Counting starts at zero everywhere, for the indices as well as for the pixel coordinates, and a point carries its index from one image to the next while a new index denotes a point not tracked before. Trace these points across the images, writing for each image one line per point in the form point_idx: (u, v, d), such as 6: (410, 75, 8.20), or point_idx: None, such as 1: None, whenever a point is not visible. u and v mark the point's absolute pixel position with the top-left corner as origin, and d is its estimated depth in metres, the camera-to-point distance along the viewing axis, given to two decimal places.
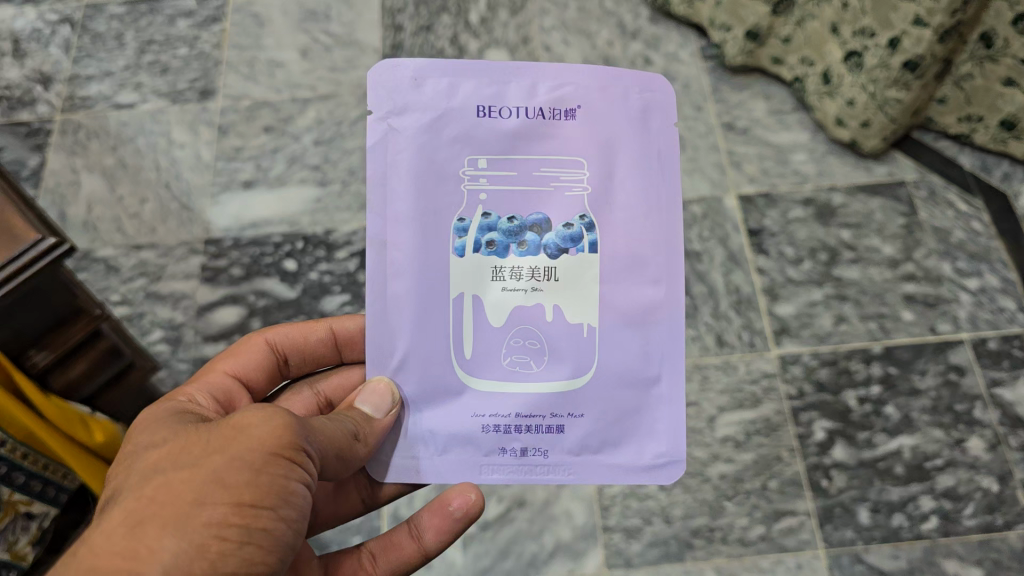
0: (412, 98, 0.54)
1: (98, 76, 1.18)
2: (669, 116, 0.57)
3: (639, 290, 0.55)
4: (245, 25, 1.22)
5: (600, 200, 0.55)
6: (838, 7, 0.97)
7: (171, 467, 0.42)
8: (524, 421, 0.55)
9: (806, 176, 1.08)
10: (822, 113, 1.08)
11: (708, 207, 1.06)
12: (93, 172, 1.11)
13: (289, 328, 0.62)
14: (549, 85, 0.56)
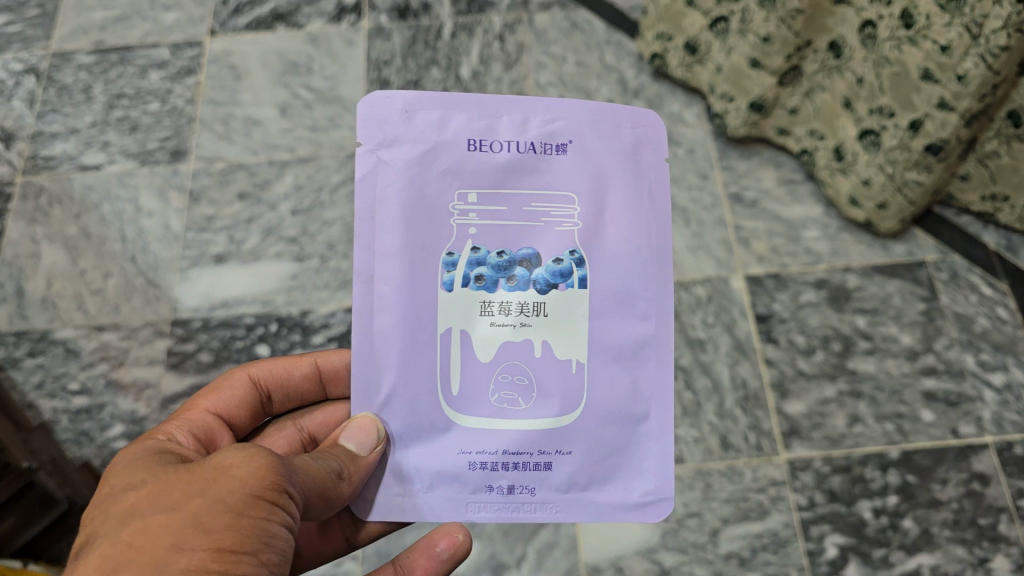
0: (402, 130, 0.54)
1: (63, 134, 1.11)
2: (660, 151, 0.56)
3: (629, 326, 0.54)
4: (221, 78, 1.14)
5: (591, 234, 0.54)
6: (851, 81, 0.91)
7: (148, 511, 0.40)
8: (512, 459, 0.54)
9: (819, 255, 1.01)
10: (834, 190, 1.00)
11: (713, 289, 0.99)
12: (54, 241, 1.03)
13: (273, 365, 0.62)
14: (541, 118, 0.55)
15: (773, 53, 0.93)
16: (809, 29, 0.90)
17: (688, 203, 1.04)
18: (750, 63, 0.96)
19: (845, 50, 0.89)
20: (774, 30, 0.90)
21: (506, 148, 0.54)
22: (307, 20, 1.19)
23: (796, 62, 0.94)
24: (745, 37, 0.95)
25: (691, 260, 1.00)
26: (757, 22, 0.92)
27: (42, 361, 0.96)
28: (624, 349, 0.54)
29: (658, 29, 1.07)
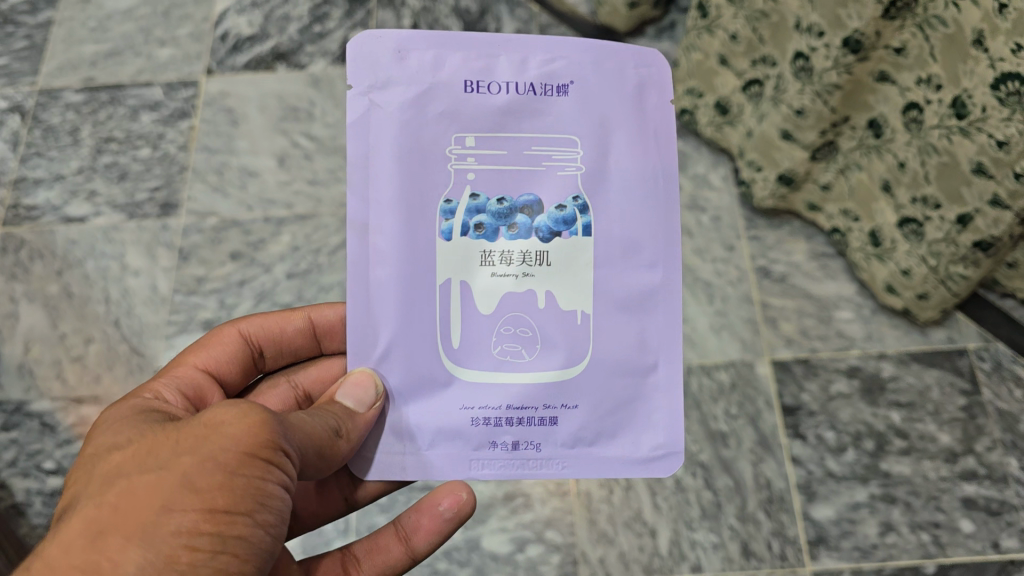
0: (394, 71, 0.51)
1: (47, 181, 1.04)
2: (666, 92, 0.53)
3: (637, 276, 0.52)
4: (217, 123, 1.07)
5: (596, 179, 0.52)
6: (892, 165, 0.83)
7: (133, 472, 0.39)
8: (515, 414, 0.52)
9: (852, 340, 0.94)
10: (870, 275, 0.93)
11: (737, 374, 0.92)
12: (34, 301, 0.97)
13: (264, 319, 0.59)
14: (540, 58, 0.52)
15: (807, 127, 0.86)
16: (848, 104, 0.83)
17: (711, 277, 0.97)
18: (782, 135, 0.89)
19: (886, 130, 0.82)
20: (810, 104, 0.84)
21: (503, 88, 0.51)
22: (310, 60, 1.12)
23: (831, 137, 0.87)
24: (778, 106, 0.88)
25: (714, 341, 0.94)
26: (791, 93, 0.85)
27: (16, 436, 0.90)
28: (631, 299, 0.52)
29: (686, 84, 1.00)
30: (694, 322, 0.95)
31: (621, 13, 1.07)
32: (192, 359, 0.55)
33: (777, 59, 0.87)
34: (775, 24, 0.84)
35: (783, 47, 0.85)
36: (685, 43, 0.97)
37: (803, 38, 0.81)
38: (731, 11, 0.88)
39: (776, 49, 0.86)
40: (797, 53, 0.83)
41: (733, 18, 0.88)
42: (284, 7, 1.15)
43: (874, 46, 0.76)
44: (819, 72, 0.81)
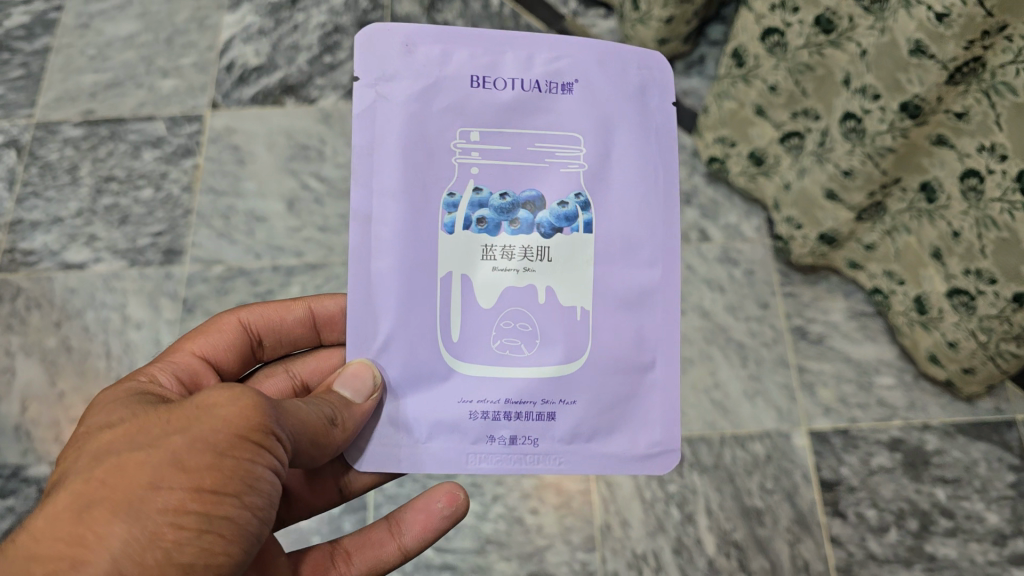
0: (401, 65, 0.51)
1: (44, 223, 0.99)
2: (667, 94, 0.54)
3: (635, 272, 0.52)
4: (222, 161, 1.02)
5: (597, 175, 0.52)
6: (945, 232, 0.77)
7: (125, 448, 0.39)
8: (514, 409, 0.51)
9: (893, 409, 0.89)
10: (912, 342, 0.87)
11: (773, 446, 0.87)
12: (31, 355, 0.92)
13: (265, 308, 0.59)
14: (545, 55, 0.52)
15: (854, 188, 0.80)
16: (901, 166, 0.77)
17: (745, 337, 0.92)
18: (826, 195, 0.82)
19: (941, 195, 0.76)
20: (859, 165, 0.77)
21: (507, 84, 0.52)
22: (320, 94, 1.06)
23: (879, 198, 0.81)
24: (823, 165, 0.81)
25: (748, 408, 0.89)
26: (838, 152, 0.79)
27: (12, 504, 0.85)
28: (630, 295, 0.52)
29: (718, 132, 0.94)
30: (727, 388, 0.90)
31: (650, 49, 1.01)
32: (190, 346, 0.54)
33: (822, 113, 0.81)
34: (821, 78, 0.79)
35: (829, 102, 0.80)
36: (717, 90, 0.91)
37: (856, 98, 0.74)
38: (772, 62, 0.81)
39: (821, 104, 0.81)
40: (847, 113, 0.76)
41: (773, 69, 0.82)
42: (293, 36, 1.09)
43: (934, 110, 0.70)
44: (872, 134, 0.74)
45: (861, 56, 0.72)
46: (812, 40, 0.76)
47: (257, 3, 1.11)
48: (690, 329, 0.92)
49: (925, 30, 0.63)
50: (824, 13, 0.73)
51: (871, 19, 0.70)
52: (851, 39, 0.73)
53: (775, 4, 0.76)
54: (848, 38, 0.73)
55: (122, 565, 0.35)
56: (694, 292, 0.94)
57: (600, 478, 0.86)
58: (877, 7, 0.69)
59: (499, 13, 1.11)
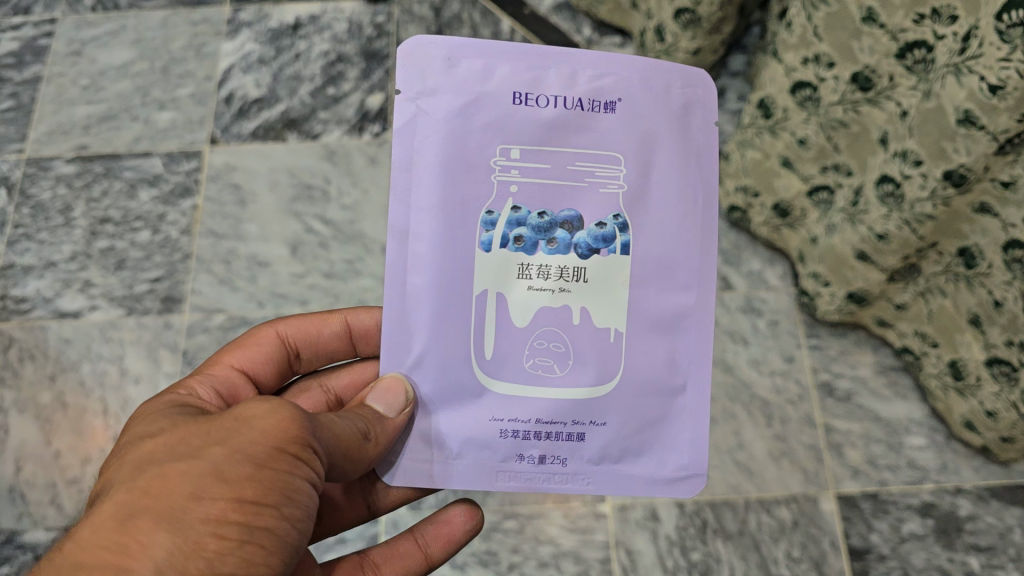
0: (443, 80, 0.49)
1: (37, 268, 0.94)
2: (712, 115, 0.51)
3: (670, 296, 0.50)
4: (222, 202, 0.97)
5: (636, 198, 0.50)
6: (985, 300, 0.71)
7: (166, 459, 0.38)
8: (544, 428, 0.50)
9: (925, 471, 0.85)
10: (945, 405, 0.84)
11: (800, 511, 0.84)
12: (25, 412, 0.88)
13: (301, 321, 0.56)
14: (588, 69, 0.50)
15: (889, 252, 0.74)
16: (939, 232, 0.71)
17: (770, 394, 0.88)
18: (858, 255, 0.77)
19: (982, 263, 0.69)
20: (895, 231, 0.71)
21: (548, 101, 0.49)
22: (323, 128, 1.01)
23: (913, 261, 0.75)
24: (855, 225, 0.76)
25: (773, 471, 0.85)
26: (873, 215, 0.73)
27: (6, 572, 0.81)
28: (665, 318, 0.50)
29: (740, 181, 0.89)
30: (751, 449, 0.86)
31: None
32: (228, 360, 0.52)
33: (854, 170, 0.77)
34: (854, 135, 0.75)
35: (864, 160, 0.75)
36: (740, 138, 0.86)
37: (894, 161, 0.68)
38: (802, 115, 0.77)
39: (854, 160, 0.76)
40: (883, 176, 0.71)
41: (803, 122, 0.77)
42: (294, 65, 1.04)
43: (980, 179, 0.63)
44: (911, 200, 0.68)
45: (900, 116, 0.67)
46: (848, 96, 0.72)
47: (258, 30, 1.06)
48: (712, 384, 0.89)
49: (975, 100, 0.57)
50: (862, 70, 0.69)
51: (912, 79, 0.65)
52: (891, 98, 0.68)
53: (808, 57, 0.72)
54: (887, 96, 0.69)
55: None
56: (716, 344, 0.91)
57: (620, 544, 0.83)
58: (920, 67, 0.63)
59: (510, 39, 1.05)
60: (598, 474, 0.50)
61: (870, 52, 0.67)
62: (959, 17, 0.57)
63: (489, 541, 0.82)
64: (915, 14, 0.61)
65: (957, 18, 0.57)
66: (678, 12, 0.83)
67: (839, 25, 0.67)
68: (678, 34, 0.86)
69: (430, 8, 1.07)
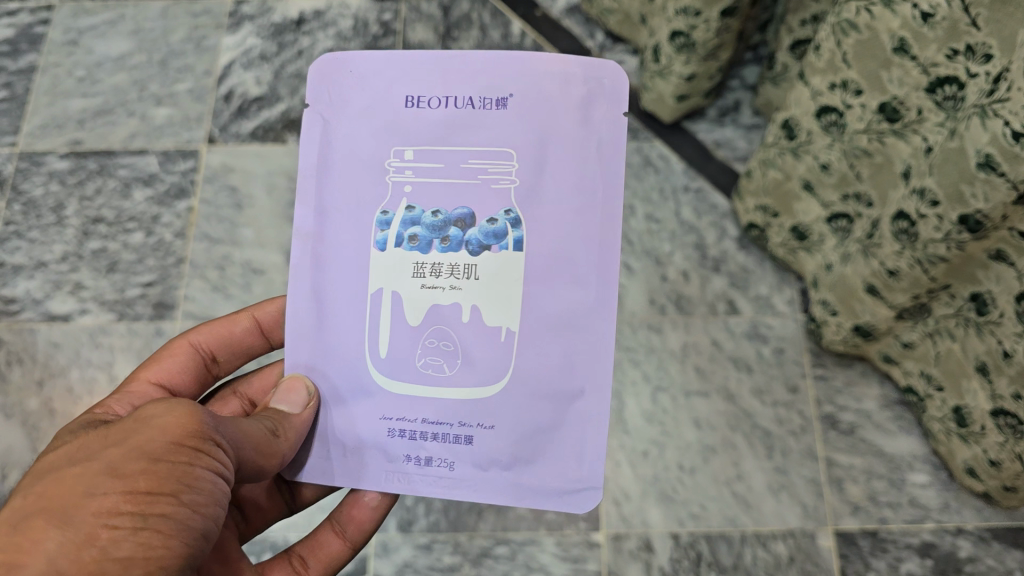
0: (344, 92, 0.51)
1: (28, 268, 0.93)
2: (618, 108, 0.48)
3: (563, 294, 0.48)
4: (218, 205, 0.95)
5: (530, 194, 0.48)
6: (994, 349, 0.68)
7: (65, 464, 0.38)
8: (431, 428, 0.49)
9: (926, 510, 0.83)
10: (948, 451, 0.82)
11: (796, 547, 0.82)
12: (11, 417, 0.87)
13: (207, 327, 0.54)
14: (482, 68, 0.49)
15: (898, 289, 0.70)
16: (951, 275, 0.67)
17: (770, 424, 0.87)
18: (867, 289, 0.74)
19: (992, 310, 0.66)
20: (906, 268, 0.67)
21: (442, 102, 0.49)
22: None
23: (923, 301, 0.72)
24: (867, 258, 0.72)
25: (772, 504, 0.84)
26: (885, 250, 0.69)
27: None
28: (557, 318, 0.48)
29: (759, 199, 0.87)
30: (750, 480, 0.85)
31: (669, 103, 0.93)
32: (144, 375, 0.49)
33: (875, 201, 0.72)
34: (878, 165, 0.69)
35: (884, 192, 0.70)
36: (762, 156, 0.83)
37: (912, 198, 0.63)
38: (826, 140, 0.72)
39: (875, 191, 0.71)
40: (900, 212, 0.66)
41: (827, 147, 0.73)
42: (297, 62, 1.01)
43: (997, 227, 0.58)
44: (924, 240, 0.63)
45: (924, 151, 0.62)
46: (874, 126, 0.66)
47: (260, 23, 1.03)
48: (713, 413, 0.87)
49: (997, 145, 0.51)
50: (890, 101, 0.63)
51: (941, 115, 0.59)
52: (917, 132, 0.63)
53: (835, 83, 0.67)
54: (914, 130, 0.63)
55: (60, 567, 0.34)
56: (719, 372, 0.89)
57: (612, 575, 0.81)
58: (949, 103, 0.58)
59: (519, 42, 1.02)
60: (484, 479, 0.48)
61: (899, 84, 0.62)
62: (993, 57, 0.52)
63: (479, 567, 0.81)
64: (948, 48, 0.55)
65: (992, 57, 0.52)
66: (674, 34, 0.80)
67: (869, 53, 0.62)
68: (671, 57, 0.83)
69: (438, 8, 1.03)
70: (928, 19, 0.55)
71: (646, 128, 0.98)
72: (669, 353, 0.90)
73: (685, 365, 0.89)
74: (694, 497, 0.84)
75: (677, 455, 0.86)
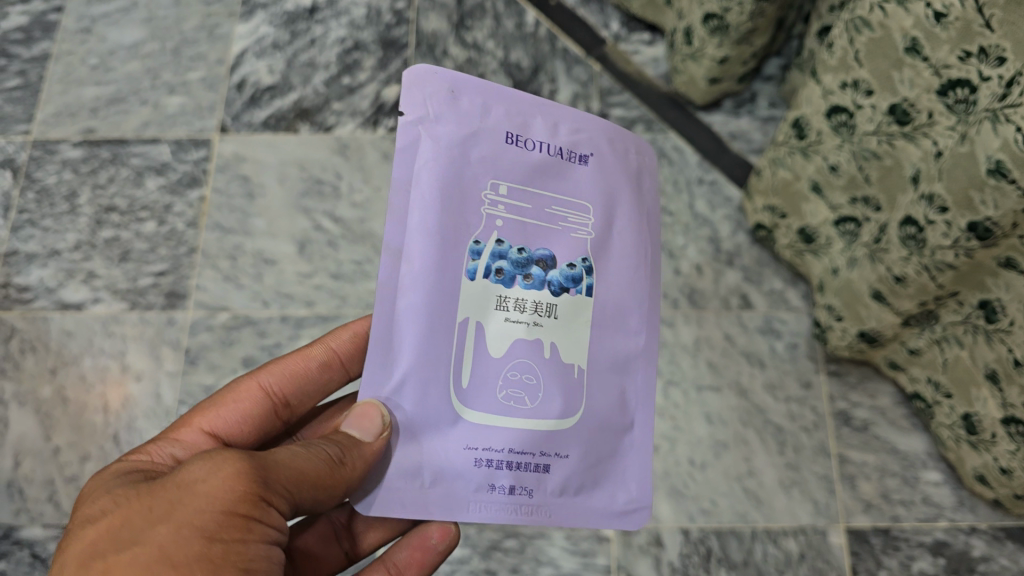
0: (445, 109, 0.48)
1: (41, 256, 0.93)
2: (655, 180, 0.56)
3: (623, 340, 0.51)
4: (230, 194, 0.95)
5: (600, 243, 0.51)
6: (1005, 358, 0.66)
7: (112, 549, 0.37)
8: (515, 458, 0.47)
9: (939, 508, 0.83)
10: (957, 457, 0.81)
11: (808, 543, 0.82)
12: (24, 405, 0.88)
13: (281, 364, 0.51)
14: (572, 125, 0.52)
15: (906, 295, 0.69)
16: (960, 282, 0.66)
17: (783, 420, 0.86)
18: (873, 295, 0.73)
19: (1003, 319, 0.65)
20: (913, 275, 0.66)
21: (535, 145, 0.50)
22: (337, 120, 0.97)
23: (931, 308, 0.71)
24: (874, 263, 0.71)
25: (783, 501, 0.83)
26: (893, 255, 0.68)
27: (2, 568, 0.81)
28: (615, 360, 0.51)
29: (768, 199, 0.85)
30: (762, 476, 0.84)
31: (699, 86, 0.91)
32: (200, 422, 0.48)
33: (883, 206, 0.71)
34: (887, 168, 0.68)
35: (893, 196, 0.69)
36: (772, 155, 0.82)
37: (920, 204, 0.62)
38: (836, 140, 0.72)
39: (883, 195, 0.70)
40: (909, 218, 0.65)
41: (836, 148, 0.72)
42: (309, 51, 1.00)
43: (1007, 234, 0.57)
44: (932, 247, 0.62)
45: (935, 156, 0.60)
46: (884, 128, 0.65)
47: (273, 11, 1.02)
48: (725, 408, 0.87)
49: (1009, 152, 0.50)
50: (901, 102, 0.62)
51: (952, 118, 0.58)
52: (928, 135, 0.61)
53: (846, 82, 0.67)
54: (924, 133, 0.62)
55: None
56: (732, 367, 0.88)
57: (621, 570, 0.81)
58: (961, 107, 0.57)
59: (534, 32, 1.01)
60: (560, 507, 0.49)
61: (910, 85, 0.60)
62: (1006, 60, 0.51)
63: (489, 560, 0.81)
64: (961, 49, 0.54)
65: (1006, 60, 0.51)
66: (707, 16, 0.79)
67: (881, 53, 0.61)
68: (704, 40, 0.83)
69: None
70: (941, 19, 0.54)
71: (661, 119, 0.97)
72: (682, 347, 0.89)
73: (697, 360, 0.88)
74: (705, 492, 0.84)
75: (688, 450, 0.85)
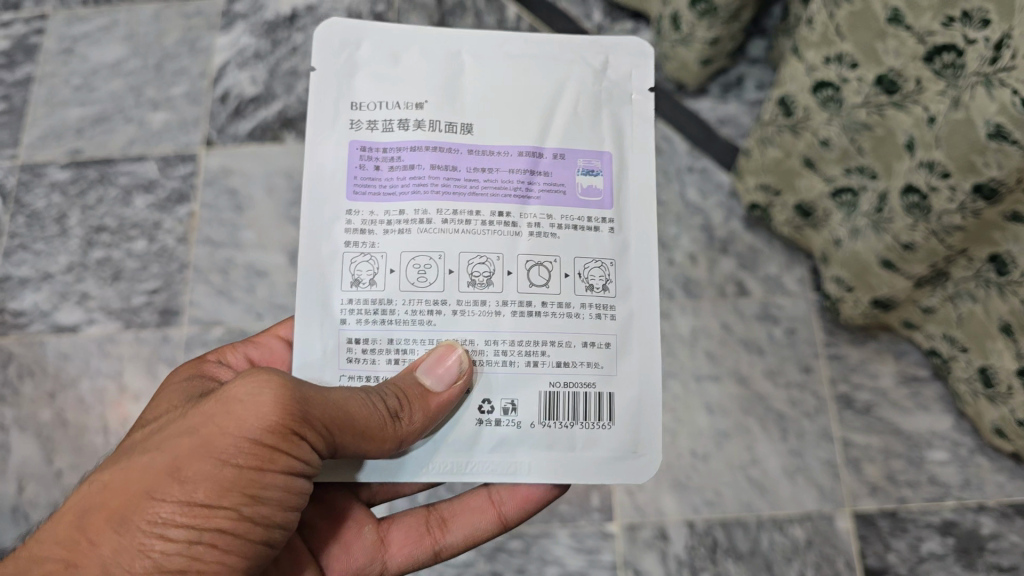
0: (620, 86, 0.50)
1: (35, 280, 0.93)
2: (434, 74, 0.49)
3: (453, 259, 0.46)
4: (219, 208, 0.94)
5: (492, 164, 0.47)
6: (1016, 307, 0.65)
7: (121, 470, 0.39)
8: (543, 418, 0.46)
9: (947, 487, 0.82)
10: (975, 410, 0.80)
11: (814, 529, 0.81)
12: (25, 430, 0.88)
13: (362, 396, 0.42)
14: (425, 68, 0.49)
15: (915, 260, 0.68)
16: (969, 241, 0.64)
17: (784, 407, 0.86)
18: (881, 263, 0.71)
19: (1015, 270, 0.63)
20: (921, 240, 0.65)
21: (555, 104, 0.49)
22: None
23: (942, 267, 0.69)
24: (879, 232, 0.70)
25: (788, 489, 0.83)
26: (898, 225, 0.66)
27: None
28: (447, 279, 0.46)
29: (760, 179, 0.83)
30: (765, 465, 0.84)
31: (693, 70, 0.90)
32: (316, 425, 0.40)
33: (880, 173, 0.69)
34: (880, 138, 0.66)
35: (889, 164, 0.67)
36: (760, 135, 0.79)
37: (920, 172, 0.61)
38: (824, 115, 0.69)
39: (879, 164, 0.68)
40: (909, 186, 0.63)
41: (826, 123, 0.69)
42: (291, 60, 0.99)
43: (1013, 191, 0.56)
44: (938, 212, 0.61)
45: (928, 122, 0.59)
46: (872, 100, 0.63)
47: (254, 22, 1.01)
48: (725, 397, 0.86)
49: (1007, 115, 0.49)
50: (887, 73, 0.60)
51: (942, 84, 0.57)
52: (918, 103, 0.60)
53: (830, 57, 0.64)
54: (914, 100, 0.60)
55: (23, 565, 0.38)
56: (730, 356, 0.87)
57: (628, 565, 0.81)
58: (950, 72, 0.55)
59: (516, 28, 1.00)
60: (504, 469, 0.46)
61: (895, 55, 0.59)
62: (992, 22, 0.50)
63: (494, 561, 0.81)
64: (944, 15, 0.53)
65: (990, 22, 0.50)
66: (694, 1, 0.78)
67: (863, 25, 0.59)
68: (694, 23, 0.81)
69: None
70: None
71: None
72: (680, 338, 0.88)
73: (695, 350, 0.88)
74: (708, 484, 0.83)
75: (689, 441, 0.85)
